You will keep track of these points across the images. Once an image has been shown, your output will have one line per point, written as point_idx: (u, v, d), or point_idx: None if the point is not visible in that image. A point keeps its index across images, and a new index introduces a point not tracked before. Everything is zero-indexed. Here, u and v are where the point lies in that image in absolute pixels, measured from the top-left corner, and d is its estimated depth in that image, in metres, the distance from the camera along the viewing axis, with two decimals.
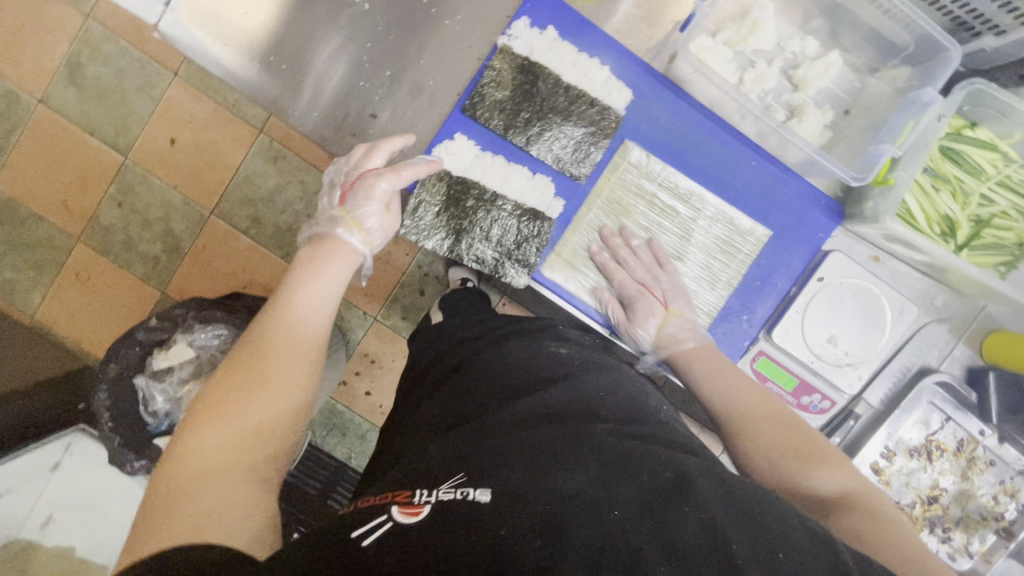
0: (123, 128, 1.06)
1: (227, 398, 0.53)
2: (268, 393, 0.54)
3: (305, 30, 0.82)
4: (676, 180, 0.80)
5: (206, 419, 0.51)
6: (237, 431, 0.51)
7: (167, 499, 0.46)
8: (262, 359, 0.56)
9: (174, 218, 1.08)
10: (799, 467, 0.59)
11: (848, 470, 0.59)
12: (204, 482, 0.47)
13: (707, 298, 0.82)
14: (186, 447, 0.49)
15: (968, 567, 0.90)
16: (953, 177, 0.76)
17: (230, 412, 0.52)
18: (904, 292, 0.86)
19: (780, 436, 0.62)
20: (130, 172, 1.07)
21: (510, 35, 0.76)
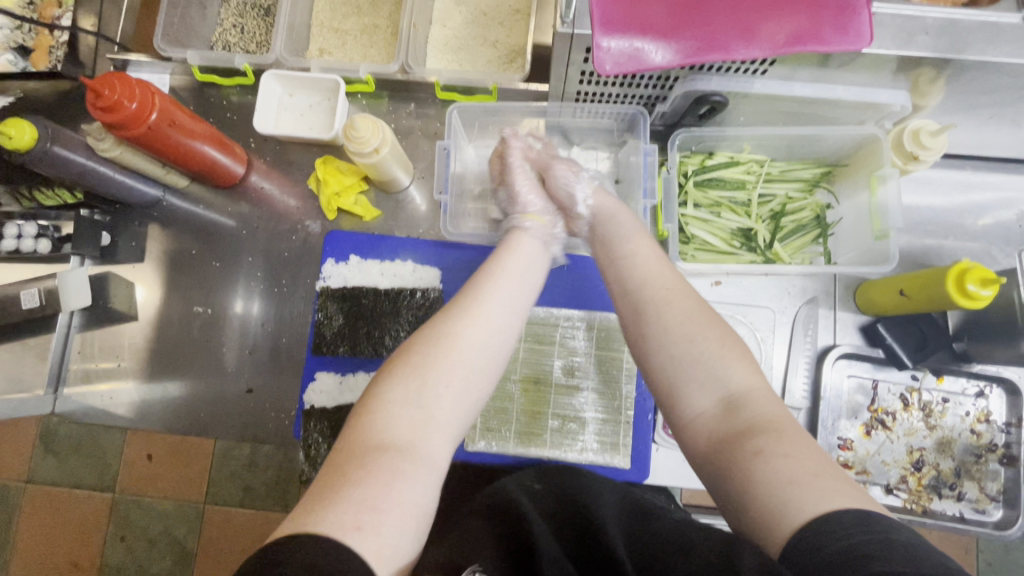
0: (105, 469, 1.17)
1: (426, 383, 0.58)
2: (457, 404, 0.59)
3: (169, 353, 0.95)
4: None
5: (408, 383, 0.57)
6: (423, 424, 0.56)
7: (359, 455, 0.52)
8: (453, 350, 0.60)
9: (175, 525, 1.16)
10: (704, 359, 0.58)
11: (746, 360, 0.59)
12: (393, 456, 0.52)
13: (621, 396, 0.85)
14: (383, 404, 0.56)
15: (1001, 515, 0.83)
16: (723, 198, 0.86)
17: (426, 381, 0.58)
18: (761, 297, 0.90)
19: (712, 358, 0.58)
20: (122, 505, 1.17)
21: (324, 277, 0.89)
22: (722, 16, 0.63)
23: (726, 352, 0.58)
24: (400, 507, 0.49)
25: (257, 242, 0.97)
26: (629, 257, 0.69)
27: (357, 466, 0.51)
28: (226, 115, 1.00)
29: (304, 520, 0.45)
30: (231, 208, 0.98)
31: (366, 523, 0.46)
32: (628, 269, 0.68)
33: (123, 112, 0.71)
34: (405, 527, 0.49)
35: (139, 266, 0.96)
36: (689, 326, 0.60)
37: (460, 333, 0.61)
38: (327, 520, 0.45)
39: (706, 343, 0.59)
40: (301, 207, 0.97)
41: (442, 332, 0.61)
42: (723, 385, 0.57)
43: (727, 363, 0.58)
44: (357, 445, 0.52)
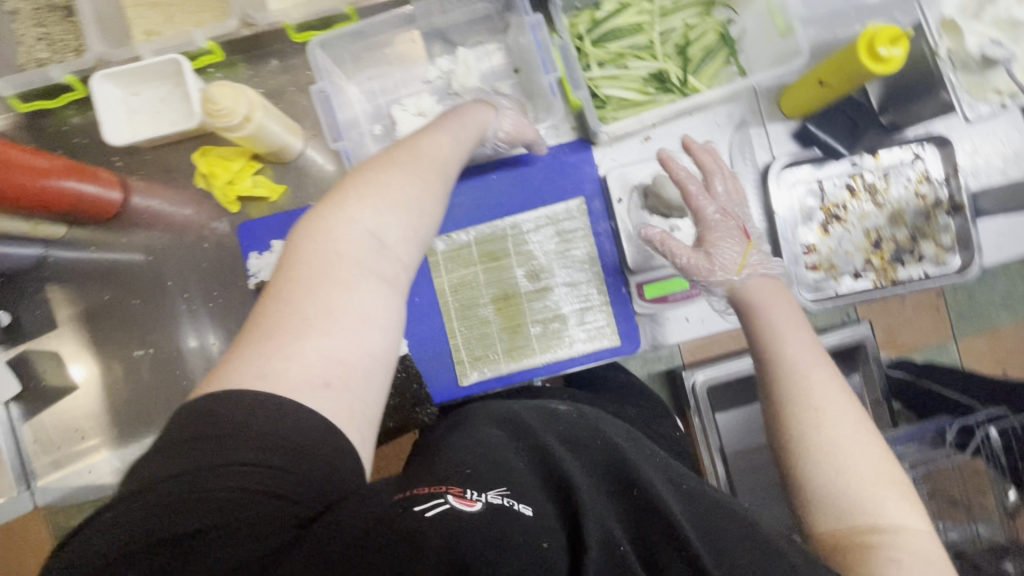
0: None
1: (381, 202, 0.51)
2: (411, 226, 0.53)
3: (128, 408, 0.89)
4: (459, 240, 0.84)
5: (356, 204, 0.50)
6: (376, 248, 0.50)
7: (300, 296, 0.46)
8: (400, 169, 0.54)
9: None
10: (837, 462, 0.53)
11: (903, 495, 0.52)
12: (348, 279, 0.47)
13: (591, 282, 0.84)
14: (336, 223, 0.49)
15: (961, 261, 0.87)
16: (624, 48, 0.81)
17: (382, 197, 0.51)
18: (691, 137, 0.88)
19: (849, 463, 0.53)
20: None
21: (252, 273, 0.83)
22: None
23: (875, 482, 0.52)
24: (337, 365, 0.44)
25: (170, 263, 0.89)
26: (781, 332, 0.62)
27: (313, 294, 0.46)
28: (74, 140, 0.88)
29: (265, 365, 0.42)
30: (126, 238, 0.89)
31: (335, 378, 0.44)
32: (786, 363, 0.59)
33: None
34: (372, 369, 0.47)
35: (57, 333, 0.88)
36: (850, 456, 0.53)
37: (405, 159, 0.55)
38: (281, 365, 0.43)
39: (858, 464, 0.52)
40: (199, 210, 0.88)
41: (390, 158, 0.55)
42: (862, 515, 0.51)
43: (879, 501, 0.51)
44: (298, 282, 0.46)
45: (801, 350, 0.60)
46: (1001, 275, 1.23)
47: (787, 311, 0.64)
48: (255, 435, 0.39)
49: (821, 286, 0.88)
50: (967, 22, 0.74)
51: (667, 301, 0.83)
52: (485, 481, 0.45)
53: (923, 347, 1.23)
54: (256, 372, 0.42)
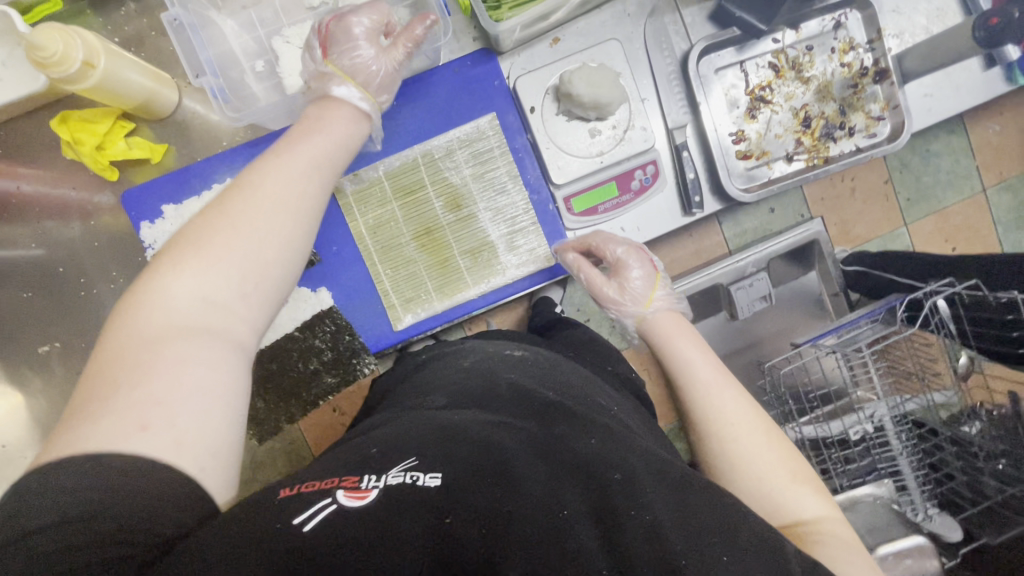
0: None
1: (203, 271, 0.47)
2: (260, 278, 0.50)
3: (48, 406, 0.82)
4: (368, 177, 0.78)
5: (193, 261, 0.47)
6: (215, 302, 0.47)
7: (125, 359, 0.42)
8: (247, 214, 0.51)
9: None
10: (763, 464, 0.51)
11: (816, 489, 0.51)
12: (169, 348, 0.43)
13: (515, 202, 0.80)
14: (152, 295, 0.45)
15: (891, 128, 0.85)
16: None
17: (221, 248, 0.48)
18: (603, 33, 0.81)
19: (763, 452, 0.52)
20: None
21: (149, 244, 0.76)
22: None
23: (796, 479, 0.51)
24: (172, 422, 0.40)
25: (56, 249, 0.80)
26: (684, 352, 0.62)
27: (129, 366, 0.42)
28: None
29: (83, 435, 0.38)
30: (3, 230, 0.80)
31: (155, 419, 0.40)
32: (699, 387, 0.59)
33: None
34: (213, 419, 0.43)
35: None
36: (765, 448, 0.53)
37: (235, 212, 0.51)
38: (106, 426, 0.39)
39: (773, 474, 0.51)
40: (79, 187, 0.79)
41: (221, 212, 0.51)
42: (787, 512, 0.49)
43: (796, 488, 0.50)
44: (125, 345, 0.43)
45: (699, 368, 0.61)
46: (944, 153, 1.23)
47: (689, 339, 0.64)
48: (104, 483, 0.36)
49: (754, 175, 0.85)
50: None
51: (597, 211, 0.81)
52: (390, 461, 0.41)
53: (875, 237, 1.23)
54: (71, 441, 0.38)
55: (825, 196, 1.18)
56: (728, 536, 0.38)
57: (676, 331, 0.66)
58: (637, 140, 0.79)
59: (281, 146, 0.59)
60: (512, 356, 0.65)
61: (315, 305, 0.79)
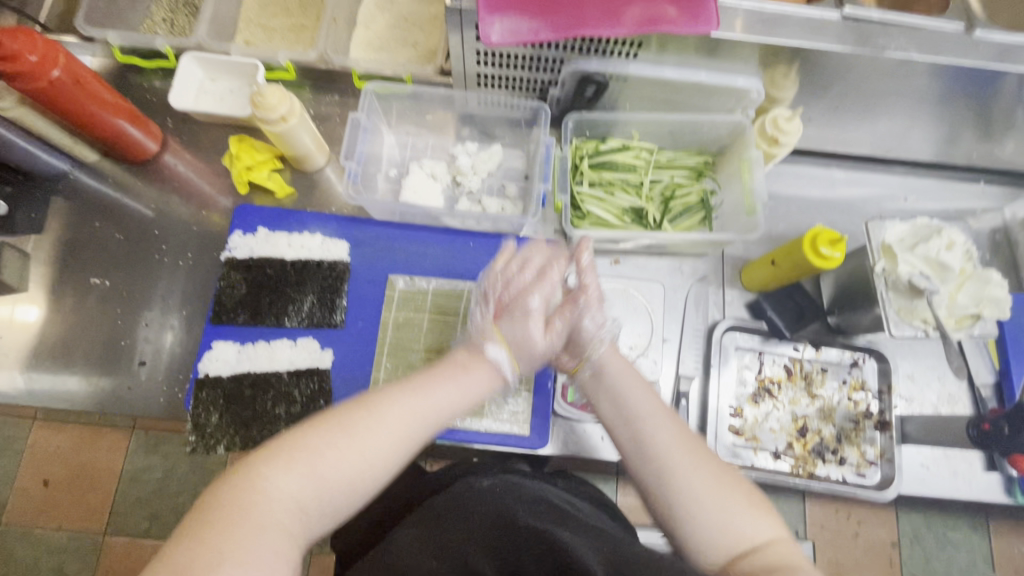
0: None
1: (313, 468, 0.56)
2: (349, 476, 0.58)
3: (61, 326, 0.90)
4: (419, 285, 0.90)
5: (286, 466, 0.55)
6: (298, 501, 0.55)
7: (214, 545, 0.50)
8: (352, 427, 0.59)
9: (67, 559, 1.18)
10: (736, 509, 0.59)
11: (769, 514, 0.60)
12: (254, 531, 0.52)
13: (520, 365, 0.87)
14: (259, 481, 0.54)
15: (880, 477, 0.88)
16: (617, 179, 0.93)
17: (317, 455, 0.57)
18: (654, 274, 0.95)
19: (709, 482, 0.61)
20: (8, 537, 1.18)
21: (229, 248, 0.89)
22: (592, 3, 0.73)
23: (753, 506, 0.60)
24: None
25: (165, 217, 0.96)
26: (648, 417, 0.68)
27: (225, 548, 0.50)
28: (144, 96, 1.01)
29: None
30: (142, 186, 0.98)
31: None
32: (670, 454, 0.63)
33: (24, 64, 0.73)
34: None
35: (38, 237, 0.93)
36: (719, 496, 0.60)
37: (356, 426, 0.60)
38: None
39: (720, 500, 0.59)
40: (214, 186, 0.98)
41: (339, 421, 0.60)
42: (743, 536, 0.57)
43: (754, 518, 0.59)
44: (216, 536, 0.50)
45: (660, 433, 0.66)
46: (960, 545, 1.17)
47: (629, 384, 0.72)
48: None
49: (738, 452, 0.88)
50: (902, 251, 0.79)
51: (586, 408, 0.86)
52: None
53: None
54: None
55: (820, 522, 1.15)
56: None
57: (612, 380, 0.74)
58: (645, 367, 0.87)
59: (417, 377, 0.68)
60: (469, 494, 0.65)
61: (313, 363, 0.85)
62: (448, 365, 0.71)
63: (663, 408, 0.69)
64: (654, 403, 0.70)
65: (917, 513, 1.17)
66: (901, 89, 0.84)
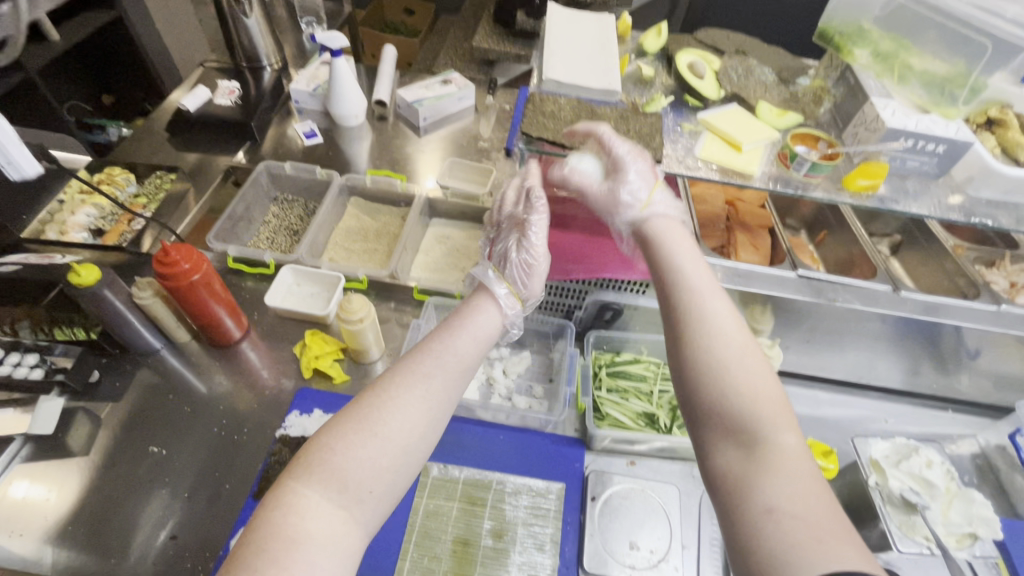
0: None
1: (339, 484, 0.60)
2: (381, 459, 0.62)
3: (106, 492, 0.95)
4: (452, 473, 0.97)
5: (309, 477, 0.60)
6: (335, 504, 0.59)
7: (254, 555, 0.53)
8: (366, 423, 0.64)
9: None
10: (758, 436, 0.60)
11: (790, 430, 0.62)
12: (284, 549, 0.54)
13: (543, 564, 0.89)
14: (290, 498, 0.58)
15: None
16: (631, 387, 1.07)
17: (337, 459, 0.61)
18: (667, 477, 1.02)
19: (765, 403, 0.62)
20: None
21: (286, 425, 1.00)
22: (611, 258, 0.98)
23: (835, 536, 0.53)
24: None
25: (232, 395, 1.08)
26: (714, 339, 0.67)
27: (268, 554, 0.53)
28: (240, 294, 1.23)
29: None
30: (217, 366, 1.12)
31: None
32: (695, 328, 0.68)
33: (176, 269, 0.95)
34: None
35: (114, 404, 1.05)
36: (746, 397, 0.62)
37: (382, 428, 0.64)
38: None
39: (765, 416, 0.61)
40: (280, 370, 1.12)
41: (357, 422, 0.64)
42: (768, 439, 0.60)
43: (780, 433, 0.61)
44: (254, 551, 0.54)
45: (715, 317, 0.69)
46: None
47: (688, 248, 0.77)
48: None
49: None
50: (888, 467, 0.89)
51: None
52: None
53: None
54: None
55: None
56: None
57: (664, 227, 0.79)
58: None
59: (434, 346, 0.73)
60: None
61: None
62: (456, 311, 0.80)
63: (718, 288, 0.73)
64: (709, 277, 0.75)
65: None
66: (857, 329, 1.05)
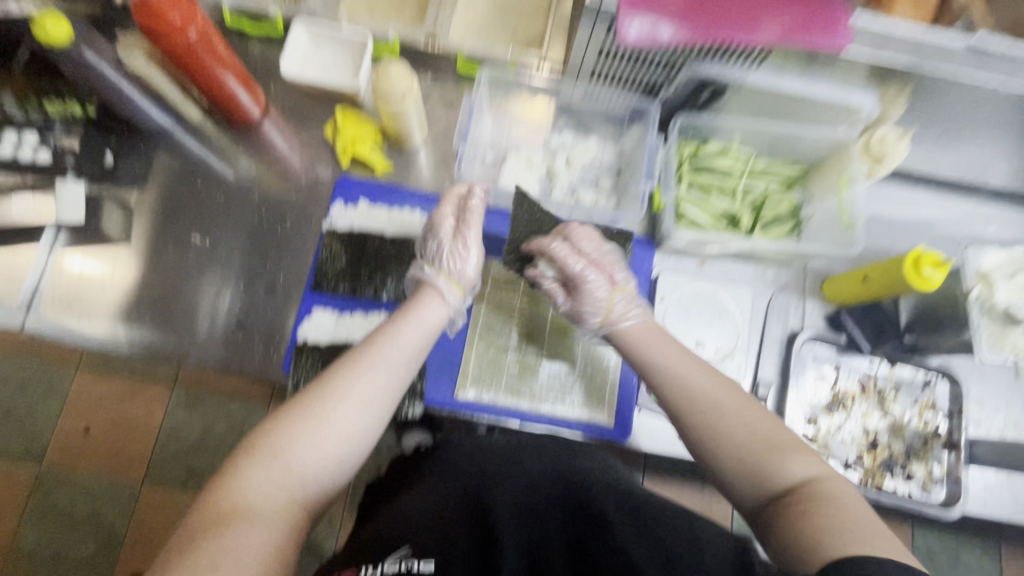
0: (33, 438, 1.22)
1: (281, 466, 0.58)
2: (321, 449, 0.61)
3: (160, 279, 0.92)
4: (513, 270, 0.93)
5: (250, 460, 0.58)
6: (279, 478, 0.58)
7: (199, 538, 0.52)
8: (316, 405, 0.62)
9: (103, 508, 1.19)
10: (764, 459, 0.62)
11: (803, 454, 0.62)
12: (230, 524, 0.53)
13: (607, 358, 0.91)
14: (235, 475, 0.57)
15: (945, 495, 0.91)
16: (713, 183, 0.94)
17: (275, 445, 0.59)
18: (739, 279, 0.97)
19: (794, 457, 0.62)
20: (47, 478, 1.20)
21: (331, 218, 0.91)
22: (731, 7, 0.71)
23: (780, 449, 0.63)
24: None
25: (265, 181, 0.97)
26: (728, 411, 0.67)
27: (206, 533, 0.52)
28: (248, 60, 1.02)
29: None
30: (241, 151, 0.99)
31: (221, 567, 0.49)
32: (705, 413, 0.67)
33: (166, 22, 0.75)
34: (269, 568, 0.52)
35: (140, 191, 0.95)
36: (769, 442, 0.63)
37: (321, 415, 0.62)
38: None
39: (760, 450, 0.63)
40: (312, 155, 0.99)
41: (294, 410, 0.62)
42: (780, 478, 0.61)
43: (785, 461, 0.61)
44: (199, 531, 0.52)
45: None
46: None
47: None
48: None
49: None
50: (1000, 280, 0.86)
51: None
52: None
53: None
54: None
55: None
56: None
57: None
58: (729, 370, 0.89)
59: (378, 339, 0.70)
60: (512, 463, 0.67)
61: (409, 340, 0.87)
62: (402, 310, 0.75)
63: None
64: None
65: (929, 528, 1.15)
66: (1013, 120, 0.84)
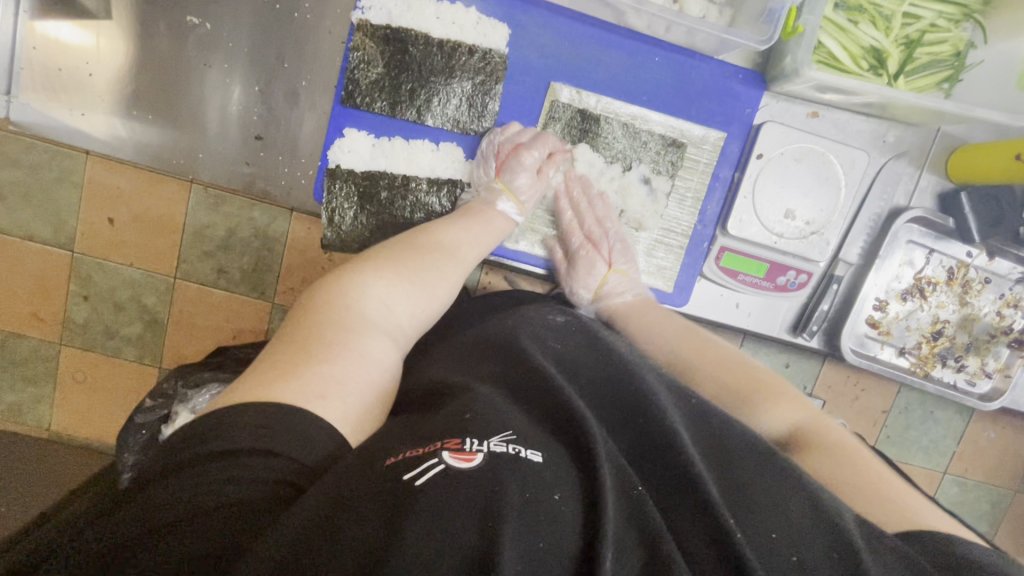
0: (58, 220, 0.91)
1: (398, 283, 0.58)
2: (425, 290, 0.60)
3: (155, 70, 0.76)
4: (586, 102, 0.76)
5: (373, 276, 0.57)
6: (380, 315, 0.54)
7: (303, 350, 0.46)
8: (428, 240, 0.64)
9: (143, 294, 0.95)
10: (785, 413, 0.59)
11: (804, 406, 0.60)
12: (353, 339, 0.50)
13: (678, 218, 0.80)
14: (351, 289, 0.54)
15: (989, 389, 0.89)
16: (868, 5, 0.71)
17: (397, 260, 0.60)
18: (852, 140, 0.80)
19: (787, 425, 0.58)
20: (84, 264, 0.93)
21: (363, 7, 0.70)
22: None
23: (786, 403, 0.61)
24: (337, 398, 0.44)
25: None
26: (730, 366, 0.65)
27: (317, 351, 0.47)
28: None
29: (272, 389, 0.42)
30: None
31: (330, 392, 0.44)
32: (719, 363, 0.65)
33: None
34: (369, 395, 0.47)
35: None
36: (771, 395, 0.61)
37: (438, 265, 0.62)
38: (292, 389, 0.42)
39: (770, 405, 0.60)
40: None
41: (413, 256, 0.61)
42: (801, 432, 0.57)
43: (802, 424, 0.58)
44: (302, 347, 0.47)
45: None
46: (940, 422, 1.16)
47: None
48: (244, 417, 0.39)
49: (867, 344, 0.87)
50: None
51: (735, 276, 0.81)
52: (484, 425, 0.40)
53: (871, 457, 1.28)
54: (269, 387, 0.42)
55: (832, 386, 1.09)
56: (786, 524, 0.40)
57: None
58: (816, 247, 0.79)
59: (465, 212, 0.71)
60: (565, 330, 0.59)
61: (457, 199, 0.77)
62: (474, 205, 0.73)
63: None
64: None
65: (919, 394, 1.13)
66: None
